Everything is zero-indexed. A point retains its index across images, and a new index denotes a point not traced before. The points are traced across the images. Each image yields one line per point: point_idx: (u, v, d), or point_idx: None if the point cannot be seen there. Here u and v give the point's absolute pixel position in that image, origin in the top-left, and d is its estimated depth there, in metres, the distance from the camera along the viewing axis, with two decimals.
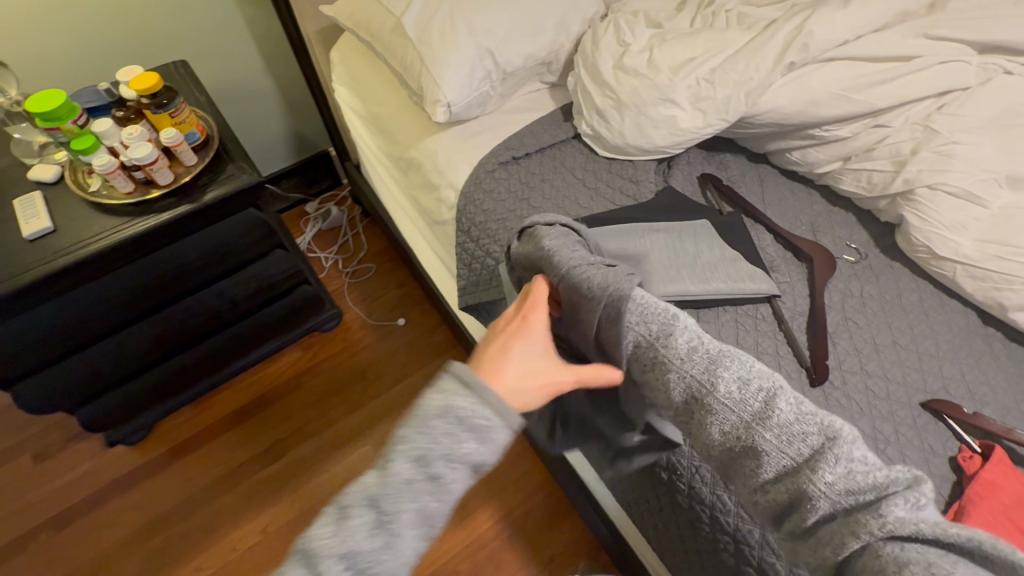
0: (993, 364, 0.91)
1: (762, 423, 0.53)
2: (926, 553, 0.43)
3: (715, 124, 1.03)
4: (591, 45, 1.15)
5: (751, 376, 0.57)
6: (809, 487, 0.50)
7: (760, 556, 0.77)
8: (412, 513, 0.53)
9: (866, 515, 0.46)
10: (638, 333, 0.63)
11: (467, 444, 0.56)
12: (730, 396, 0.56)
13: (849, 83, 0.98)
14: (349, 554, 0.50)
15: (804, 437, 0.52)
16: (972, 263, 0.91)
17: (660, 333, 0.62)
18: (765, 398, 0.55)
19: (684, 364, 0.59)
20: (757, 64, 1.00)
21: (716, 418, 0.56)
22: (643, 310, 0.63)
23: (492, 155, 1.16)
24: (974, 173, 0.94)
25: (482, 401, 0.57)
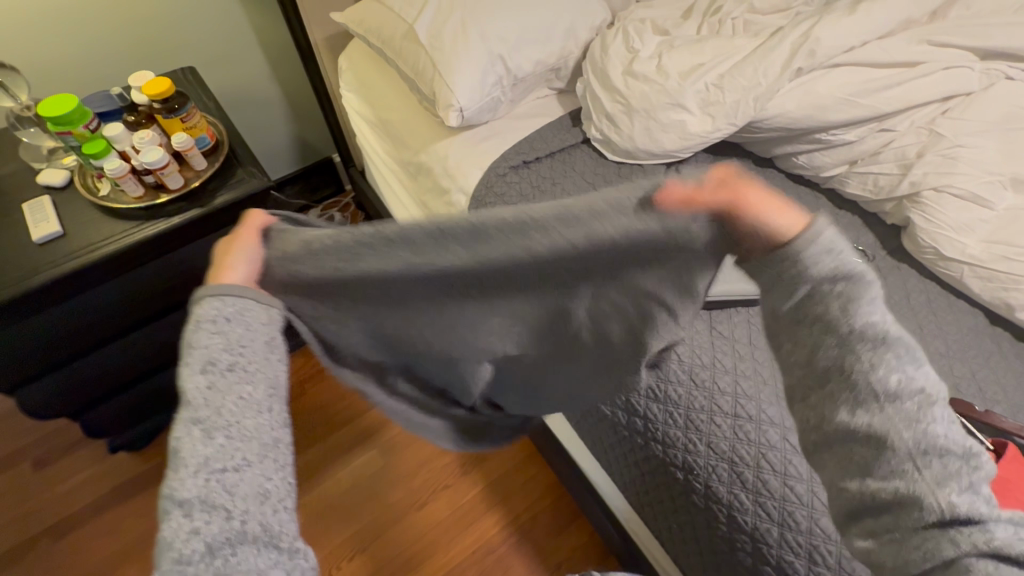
0: (1002, 364, 0.92)
1: (908, 424, 0.51)
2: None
3: (724, 128, 1.05)
4: (600, 51, 1.17)
5: (908, 357, 0.52)
6: (904, 471, 0.50)
7: (779, 554, 0.77)
8: (237, 406, 0.54)
9: (971, 530, 0.48)
10: (813, 286, 0.54)
11: (236, 328, 0.58)
12: (887, 385, 0.52)
13: (855, 89, 1.01)
14: (207, 458, 0.50)
15: (943, 452, 0.50)
16: (980, 263, 0.93)
17: (844, 296, 0.53)
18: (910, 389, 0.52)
19: (852, 336, 0.53)
20: (766, 69, 1.02)
21: (858, 399, 0.53)
22: (837, 266, 0.53)
23: (503, 159, 1.17)
24: (980, 175, 0.96)
25: (225, 310, 0.58)
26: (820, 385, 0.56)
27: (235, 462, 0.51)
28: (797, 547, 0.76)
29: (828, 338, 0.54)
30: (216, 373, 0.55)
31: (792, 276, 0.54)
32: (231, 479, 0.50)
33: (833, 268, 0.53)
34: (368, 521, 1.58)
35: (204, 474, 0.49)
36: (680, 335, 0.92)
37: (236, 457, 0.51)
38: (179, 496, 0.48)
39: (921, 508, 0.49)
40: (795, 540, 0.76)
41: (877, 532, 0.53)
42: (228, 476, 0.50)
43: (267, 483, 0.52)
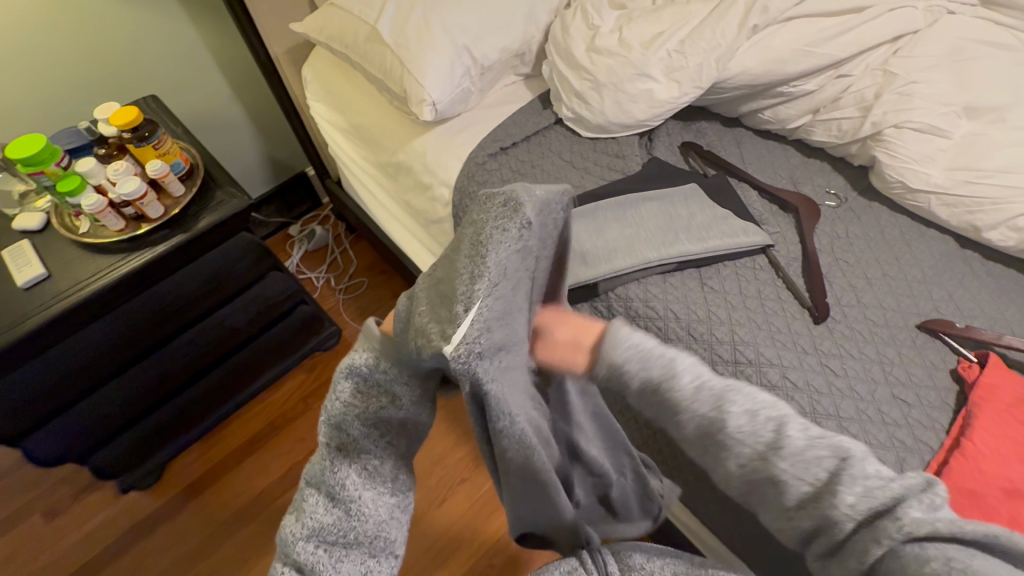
0: (975, 282, 0.97)
1: (778, 454, 0.48)
2: (947, 550, 0.42)
3: (691, 92, 1.08)
4: (561, 33, 1.19)
5: (706, 383, 0.51)
6: (783, 483, 0.48)
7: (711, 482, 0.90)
8: (359, 480, 0.56)
9: (885, 522, 0.44)
10: (641, 372, 0.52)
11: (372, 399, 0.58)
12: (740, 430, 0.49)
13: (809, 39, 1.04)
14: (339, 518, 0.55)
15: (819, 462, 0.47)
16: (944, 191, 0.98)
17: (663, 370, 0.51)
18: (726, 408, 0.50)
19: (692, 403, 0.50)
20: (723, 30, 1.05)
21: (733, 453, 0.50)
22: (647, 354, 0.51)
23: (480, 148, 1.19)
24: (934, 108, 1.00)
25: (371, 369, 0.59)
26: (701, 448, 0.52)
27: (350, 538, 0.54)
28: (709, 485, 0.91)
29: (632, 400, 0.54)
30: (344, 433, 0.57)
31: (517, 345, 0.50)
32: (347, 528, 0.54)
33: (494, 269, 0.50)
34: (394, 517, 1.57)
35: (313, 540, 0.53)
36: (673, 294, 0.94)
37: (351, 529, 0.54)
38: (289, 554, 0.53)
39: (834, 523, 0.46)
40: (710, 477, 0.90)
41: (826, 554, 0.49)
42: (337, 547, 0.54)
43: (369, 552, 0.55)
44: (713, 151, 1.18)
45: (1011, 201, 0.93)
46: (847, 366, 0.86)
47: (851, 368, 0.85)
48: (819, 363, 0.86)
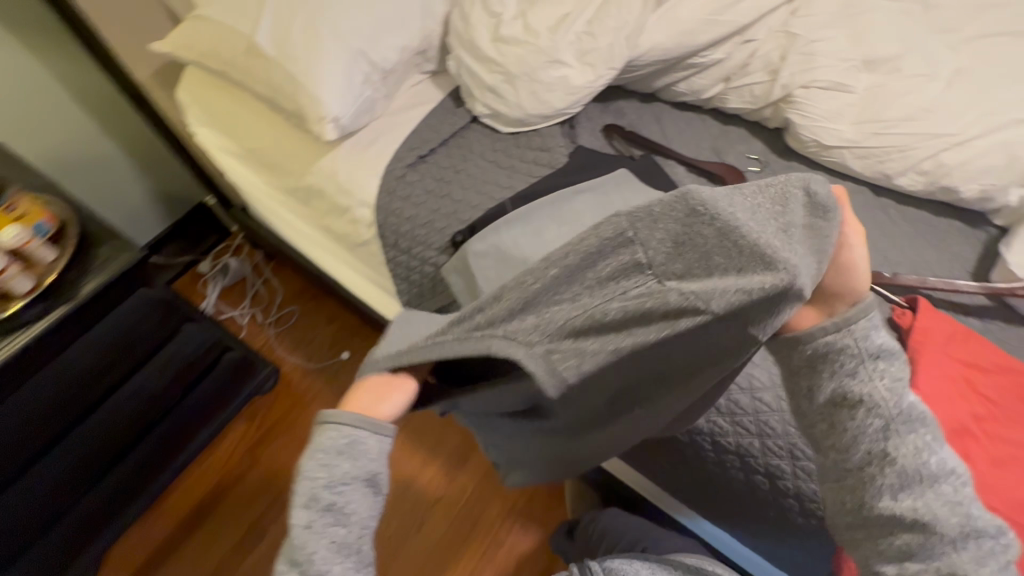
0: (894, 228, 1.02)
1: (904, 425, 0.54)
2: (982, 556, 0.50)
3: (606, 74, 1.04)
4: (461, 24, 1.11)
5: (887, 346, 0.56)
6: (897, 459, 0.54)
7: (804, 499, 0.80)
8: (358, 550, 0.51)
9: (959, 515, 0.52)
10: (817, 339, 0.56)
11: (351, 468, 0.51)
12: (892, 395, 0.54)
13: (713, 8, 1.03)
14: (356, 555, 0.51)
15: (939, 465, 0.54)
16: (856, 144, 1.01)
17: (839, 325, 0.55)
18: (902, 380, 0.55)
19: (874, 359, 0.55)
20: (628, 8, 1.02)
21: (863, 416, 0.55)
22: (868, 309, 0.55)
23: (396, 159, 1.10)
24: (834, 67, 1.01)
25: (354, 426, 0.52)
26: (820, 422, 0.58)
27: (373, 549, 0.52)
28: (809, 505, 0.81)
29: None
30: (320, 512, 0.49)
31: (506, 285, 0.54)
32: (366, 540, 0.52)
33: (765, 226, 0.45)
34: (395, 529, 1.55)
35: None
36: None
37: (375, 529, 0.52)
38: None
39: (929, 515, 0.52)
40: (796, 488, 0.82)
41: (853, 526, 0.57)
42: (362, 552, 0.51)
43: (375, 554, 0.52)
44: (639, 132, 1.16)
45: (915, 148, 0.97)
46: None
47: None
48: None
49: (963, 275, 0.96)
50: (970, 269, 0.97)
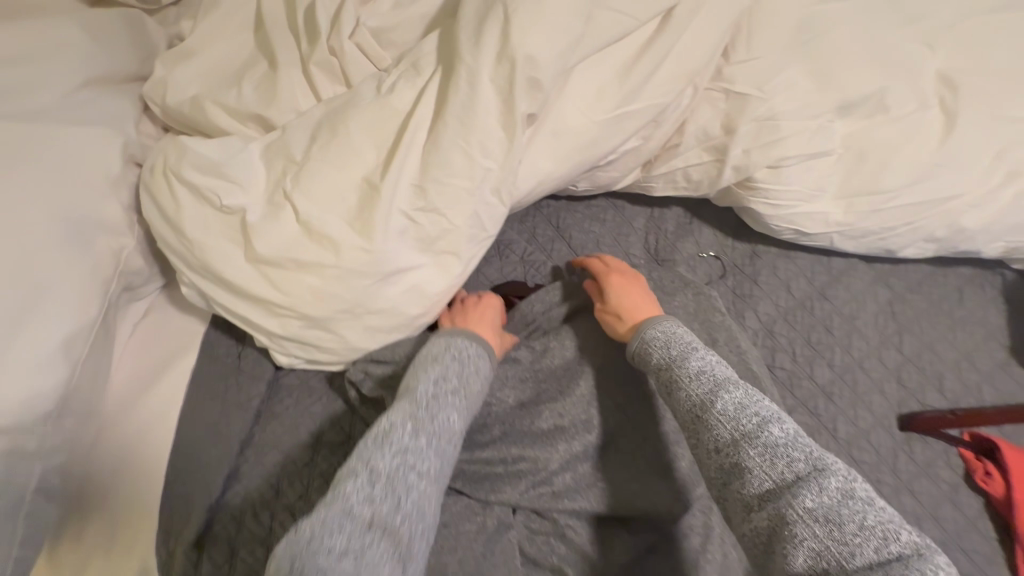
0: (907, 308, 0.77)
1: (749, 443, 0.46)
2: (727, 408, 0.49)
3: (479, 252, 0.59)
4: (176, 235, 0.56)
5: (714, 368, 0.53)
6: (784, 477, 0.44)
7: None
8: (411, 470, 0.49)
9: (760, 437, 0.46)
10: (659, 356, 0.56)
11: (403, 430, 0.51)
12: (726, 411, 0.49)
13: (616, 96, 0.57)
14: (402, 437, 0.51)
15: (787, 461, 0.45)
16: (849, 227, 0.70)
17: (677, 356, 0.55)
18: (749, 404, 0.49)
19: (692, 381, 0.52)
20: (483, 144, 0.53)
21: (719, 424, 0.48)
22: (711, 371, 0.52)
23: (171, 528, 0.58)
24: (805, 127, 0.65)
25: (422, 424, 0.52)
26: (690, 421, 0.50)
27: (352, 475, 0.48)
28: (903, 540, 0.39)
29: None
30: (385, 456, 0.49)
31: (482, 413, 0.64)
32: (411, 483, 0.49)
33: None
34: None
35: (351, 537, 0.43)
36: None
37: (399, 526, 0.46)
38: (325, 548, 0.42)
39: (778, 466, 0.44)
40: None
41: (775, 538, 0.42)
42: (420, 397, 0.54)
43: (394, 498, 0.47)
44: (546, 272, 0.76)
45: (925, 219, 0.69)
46: None
47: None
48: None
49: (1003, 356, 0.74)
50: (1006, 341, 0.75)
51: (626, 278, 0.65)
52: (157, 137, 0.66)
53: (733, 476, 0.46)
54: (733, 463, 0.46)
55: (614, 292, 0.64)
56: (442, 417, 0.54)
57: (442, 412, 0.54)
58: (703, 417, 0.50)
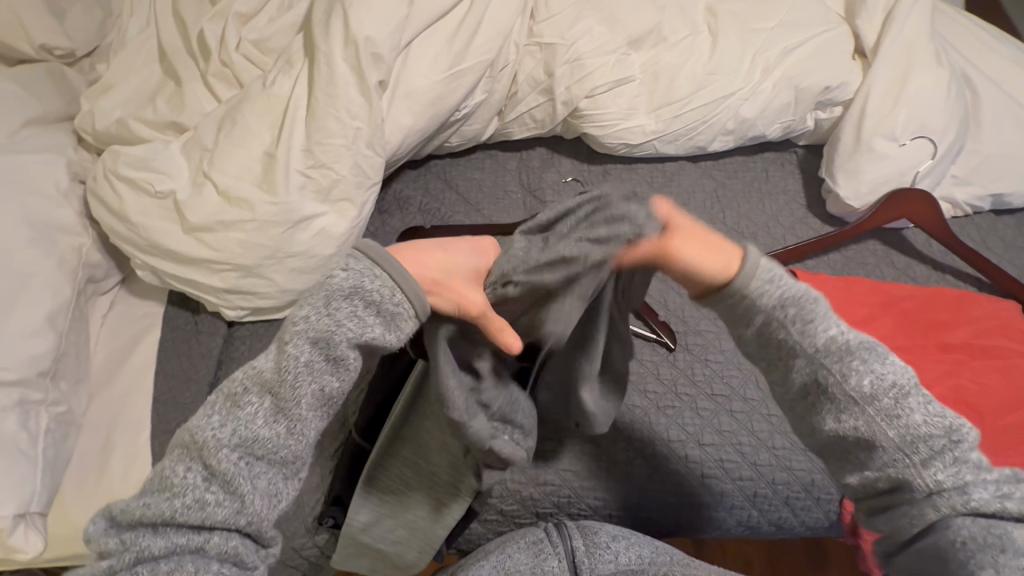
0: (729, 191, 0.97)
1: (803, 329, 0.47)
2: (790, 313, 0.47)
3: (369, 197, 0.76)
4: (123, 224, 0.71)
5: (788, 288, 0.48)
6: (850, 368, 0.46)
7: (846, 378, 0.46)
8: (316, 398, 0.44)
9: (803, 324, 0.47)
10: (764, 313, 0.48)
11: (293, 354, 0.42)
12: (787, 318, 0.47)
13: (448, 58, 0.75)
14: (310, 351, 0.43)
15: (817, 329, 0.47)
16: (662, 133, 0.89)
17: (795, 317, 0.47)
18: (805, 309, 0.47)
19: (780, 320, 0.47)
20: (349, 108, 0.70)
21: (760, 317, 0.48)
22: (783, 293, 0.47)
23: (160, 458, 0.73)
24: (605, 61, 0.84)
25: (306, 355, 0.43)
26: (785, 381, 0.49)
27: (251, 385, 0.43)
28: (844, 344, 0.46)
29: (857, 98, 0.84)
30: (265, 384, 0.43)
31: None
32: (258, 474, 0.43)
33: None
34: None
35: (236, 453, 0.42)
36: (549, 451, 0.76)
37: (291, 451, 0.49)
38: (206, 458, 0.42)
39: (837, 363, 0.46)
40: (878, 453, 0.46)
41: (858, 475, 0.48)
42: (339, 303, 0.43)
43: (286, 423, 0.43)
44: (445, 211, 0.93)
45: (716, 114, 0.88)
46: (728, 380, 0.80)
47: (731, 377, 0.81)
48: (709, 397, 0.79)
49: (803, 212, 0.95)
50: (804, 201, 0.96)
51: (716, 243, 0.48)
52: (93, 160, 0.80)
53: (753, 337, 0.49)
54: (818, 383, 0.47)
55: (652, 249, 0.46)
56: (313, 360, 0.43)
57: (330, 351, 0.43)
58: (777, 339, 0.48)
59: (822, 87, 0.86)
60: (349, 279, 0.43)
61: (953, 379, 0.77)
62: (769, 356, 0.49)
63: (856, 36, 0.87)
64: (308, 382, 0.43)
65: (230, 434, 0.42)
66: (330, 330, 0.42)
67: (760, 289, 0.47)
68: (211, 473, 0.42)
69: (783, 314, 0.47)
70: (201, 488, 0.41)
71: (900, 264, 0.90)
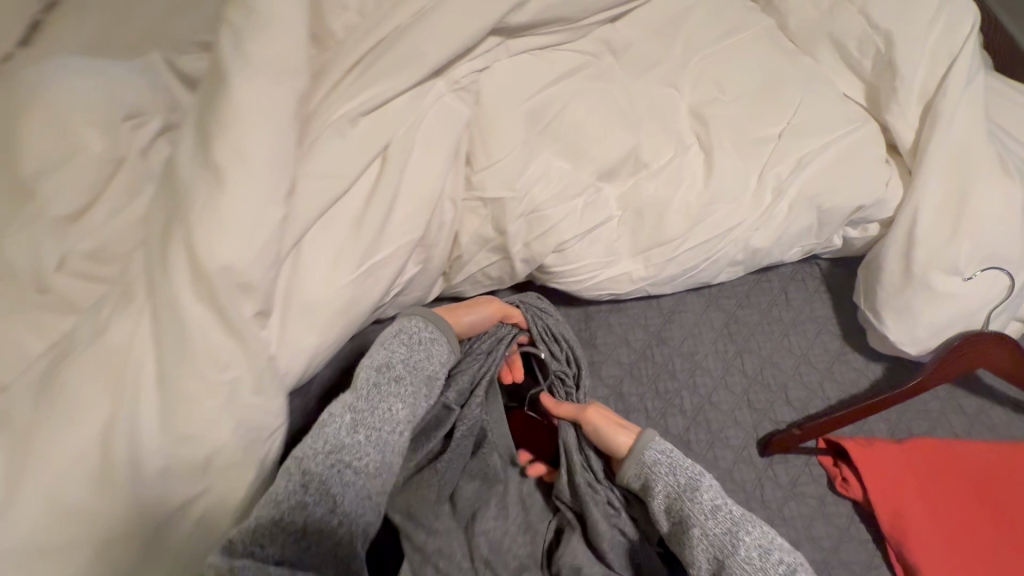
0: (746, 324, 0.77)
1: (696, 500, 0.54)
2: (685, 486, 0.55)
3: (268, 447, 0.55)
4: None
5: (694, 470, 0.57)
6: (741, 548, 0.50)
7: (734, 550, 0.50)
8: (327, 501, 0.47)
9: (693, 498, 0.54)
10: (665, 489, 0.56)
11: (353, 392, 0.54)
12: (698, 502, 0.54)
13: (356, 252, 0.54)
14: (346, 416, 0.52)
15: (714, 510, 0.53)
16: (654, 279, 0.70)
17: (687, 487, 0.55)
18: (700, 492, 0.54)
19: (683, 496, 0.55)
20: (212, 357, 0.48)
21: (665, 488, 0.56)
22: (679, 464, 0.57)
23: None
24: (571, 208, 0.64)
25: (370, 368, 0.56)
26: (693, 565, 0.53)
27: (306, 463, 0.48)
28: (729, 515, 0.53)
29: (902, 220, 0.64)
30: (331, 418, 0.51)
31: None
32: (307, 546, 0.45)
33: None
34: None
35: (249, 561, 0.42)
36: None
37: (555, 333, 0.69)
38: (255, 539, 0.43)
39: (727, 543, 0.51)
40: None
41: None
42: (396, 348, 0.58)
43: (358, 453, 0.50)
44: None
45: (721, 249, 0.69)
46: None
47: None
48: None
49: (839, 346, 0.76)
50: (838, 330, 0.77)
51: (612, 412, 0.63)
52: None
53: (663, 508, 0.56)
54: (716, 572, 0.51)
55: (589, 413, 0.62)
56: (345, 412, 0.52)
57: (307, 494, 0.46)
58: (686, 514, 0.54)
59: (852, 205, 0.67)
60: (372, 355, 0.57)
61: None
62: (674, 530, 0.55)
63: (889, 132, 0.67)
64: (353, 398, 0.53)
65: (270, 501, 0.45)
66: (389, 364, 0.56)
67: (653, 458, 0.58)
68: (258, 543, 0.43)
69: (675, 483, 0.56)
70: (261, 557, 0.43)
71: (971, 409, 0.71)
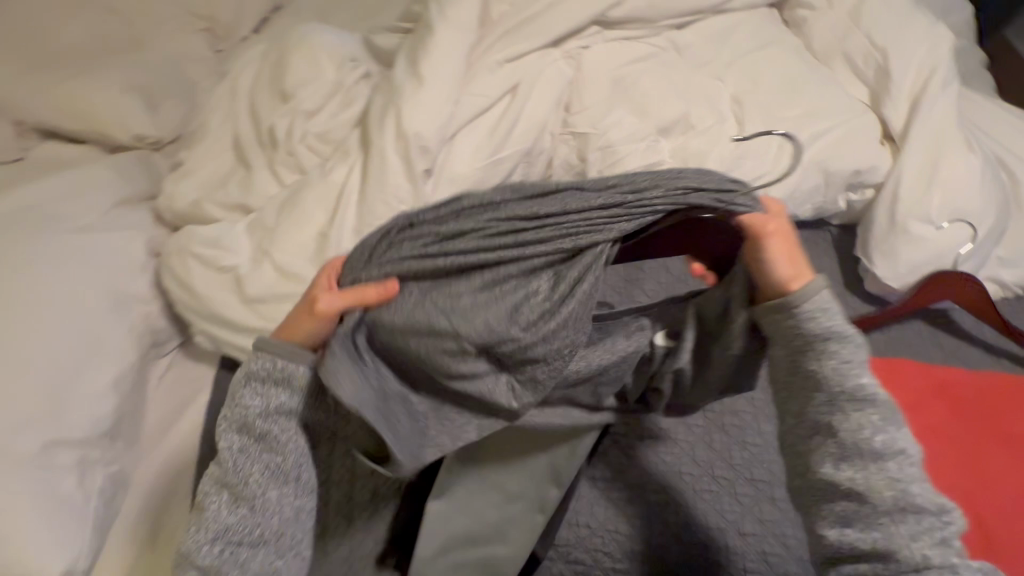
0: None
1: (849, 379, 0.52)
2: (839, 357, 0.52)
3: None
4: (189, 294, 0.78)
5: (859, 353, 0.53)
6: (869, 433, 0.52)
7: (859, 424, 0.52)
8: (264, 474, 0.58)
9: (839, 366, 0.52)
10: (815, 358, 0.53)
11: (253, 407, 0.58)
12: (847, 375, 0.52)
13: (489, 147, 0.81)
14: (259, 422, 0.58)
15: (858, 386, 0.52)
16: None
17: (835, 358, 0.52)
18: (851, 368, 0.52)
19: (836, 371, 0.52)
20: (396, 192, 0.76)
21: (838, 368, 0.52)
22: (837, 328, 0.52)
23: None
24: (636, 148, 0.88)
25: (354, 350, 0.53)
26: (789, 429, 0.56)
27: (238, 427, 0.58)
28: (865, 390, 0.52)
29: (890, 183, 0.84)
30: (346, 370, 0.51)
31: None
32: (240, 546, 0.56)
33: None
34: None
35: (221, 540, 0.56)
36: (593, 536, 0.74)
37: (621, 181, 0.52)
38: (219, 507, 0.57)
39: (841, 415, 0.53)
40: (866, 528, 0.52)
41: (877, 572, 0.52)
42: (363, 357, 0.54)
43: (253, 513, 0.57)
44: None
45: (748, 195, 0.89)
46: (769, 465, 0.78)
47: (773, 463, 0.78)
48: (748, 482, 0.76)
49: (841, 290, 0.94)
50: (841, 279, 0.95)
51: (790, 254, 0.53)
52: (167, 234, 0.89)
53: (825, 383, 0.52)
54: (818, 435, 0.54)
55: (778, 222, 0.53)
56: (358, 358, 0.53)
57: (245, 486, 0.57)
58: (818, 377, 0.53)
59: (853, 170, 0.87)
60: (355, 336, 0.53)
61: (1016, 473, 0.73)
62: (801, 379, 0.54)
63: (884, 121, 0.89)
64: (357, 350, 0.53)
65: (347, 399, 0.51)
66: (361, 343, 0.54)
67: (820, 325, 0.52)
68: (229, 510, 0.57)
69: (826, 345, 0.52)
70: (221, 526, 0.56)
71: (949, 346, 0.87)
